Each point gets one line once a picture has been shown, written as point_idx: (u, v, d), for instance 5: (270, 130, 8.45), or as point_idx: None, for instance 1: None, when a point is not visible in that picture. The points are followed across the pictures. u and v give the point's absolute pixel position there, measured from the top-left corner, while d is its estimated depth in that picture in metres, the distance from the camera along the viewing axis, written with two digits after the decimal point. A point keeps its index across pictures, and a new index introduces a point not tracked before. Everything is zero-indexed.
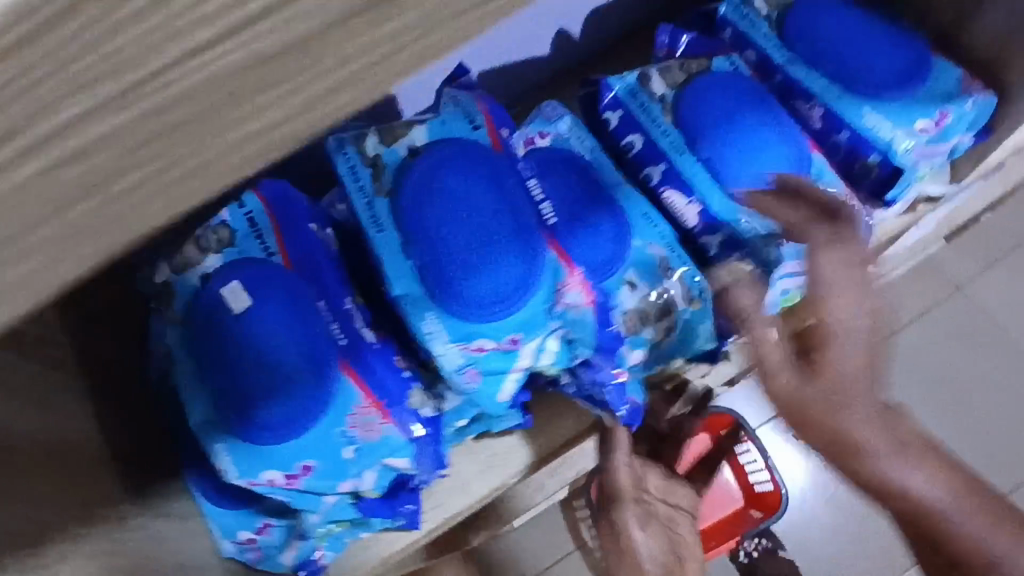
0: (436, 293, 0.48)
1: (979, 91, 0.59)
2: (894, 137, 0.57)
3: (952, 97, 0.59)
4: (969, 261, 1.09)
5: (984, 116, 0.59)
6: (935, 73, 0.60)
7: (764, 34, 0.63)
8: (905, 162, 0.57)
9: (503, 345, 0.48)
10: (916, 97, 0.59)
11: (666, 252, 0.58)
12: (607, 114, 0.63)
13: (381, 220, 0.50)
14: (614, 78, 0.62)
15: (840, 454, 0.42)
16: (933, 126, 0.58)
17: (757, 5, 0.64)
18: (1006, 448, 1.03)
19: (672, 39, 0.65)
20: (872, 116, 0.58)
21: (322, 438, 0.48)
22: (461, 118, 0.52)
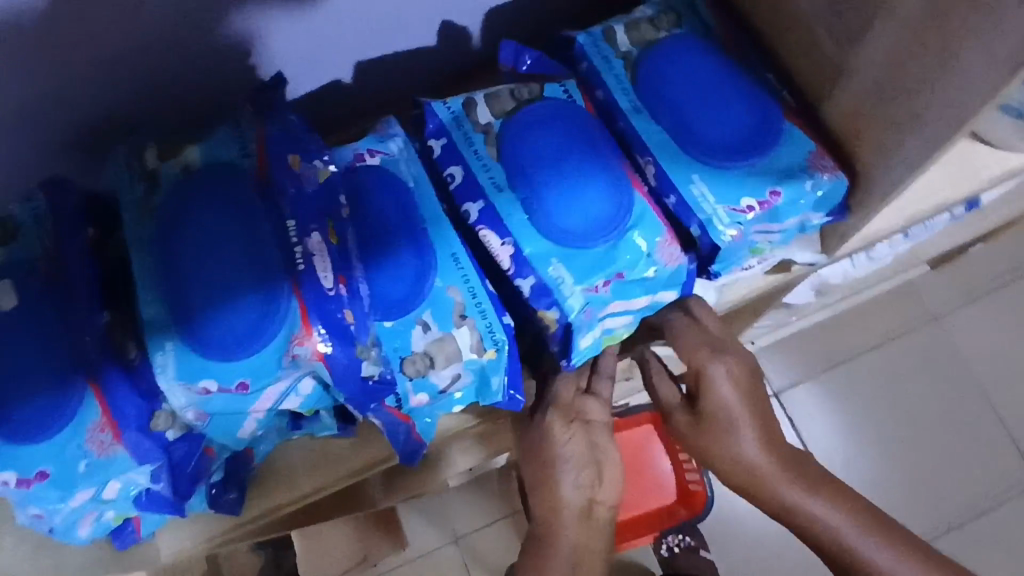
0: (178, 326, 0.48)
1: (827, 171, 0.55)
2: (713, 213, 0.54)
3: (794, 174, 0.55)
4: (936, 298, 1.42)
5: (830, 198, 0.55)
6: (782, 144, 0.56)
7: (615, 75, 0.59)
8: (723, 241, 0.54)
9: (229, 390, 0.49)
10: (751, 168, 0.55)
11: (464, 298, 0.56)
12: (431, 142, 0.59)
13: (141, 241, 0.49)
14: (439, 103, 0.59)
15: (755, 485, 0.64)
16: (758, 206, 0.54)
17: (618, 40, 0.60)
18: (939, 462, 1.34)
19: (515, 57, 0.63)
20: (699, 185, 0.55)
21: (57, 450, 0.49)
22: (233, 147, 0.51)
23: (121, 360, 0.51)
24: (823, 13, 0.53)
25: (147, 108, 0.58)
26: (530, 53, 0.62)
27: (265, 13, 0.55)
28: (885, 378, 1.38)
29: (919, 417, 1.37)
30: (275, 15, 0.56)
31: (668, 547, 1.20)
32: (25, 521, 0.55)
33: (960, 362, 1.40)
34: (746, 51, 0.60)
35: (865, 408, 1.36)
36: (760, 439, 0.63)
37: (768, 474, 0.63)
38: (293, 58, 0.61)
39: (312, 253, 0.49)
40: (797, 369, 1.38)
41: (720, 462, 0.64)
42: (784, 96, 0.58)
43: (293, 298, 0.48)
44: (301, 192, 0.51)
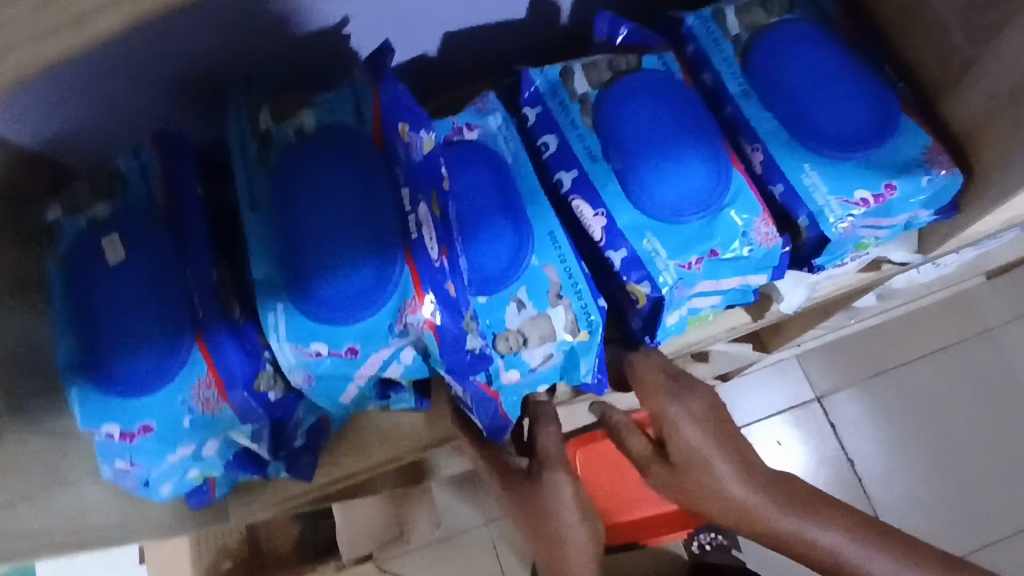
0: (290, 288, 0.49)
1: (943, 166, 0.53)
2: (824, 205, 0.53)
3: (909, 168, 0.53)
4: (994, 309, 1.38)
5: (943, 195, 0.53)
6: (899, 135, 0.54)
7: (724, 59, 0.58)
8: (832, 232, 0.53)
9: (338, 352, 0.50)
10: (865, 160, 0.54)
11: (560, 279, 0.56)
12: (525, 110, 0.60)
13: (255, 200, 0.50)
14: (535, 73, 0.59)
15: (747, 519, 0.61)
16: (873, 199, 0.53)
17: (729, 23, 0.59)
18: (984, 478, 1.32)
19: (611, 27, 0.62)
20: (810, 175, 0.54)
21: (164, 403, 0.50)
22: (349, 108, 0.51)
23: (227, 317, 0.51)
24: (955, 3, 0.51)
25: (247, 68, 0.58)
26: (627, 24, 0.62)
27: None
28: (936, 389, 1.36)
29: (968, 431, 1.34)
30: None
31: (700, 544, 1.20)
32: (110, 474, 0.54)
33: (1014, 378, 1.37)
34: (860, 40, 0.58)
35: (912, 418, 1.34)
36: (739, 469, 0.62)
37: (760, 509, 0.61)
38: (390, 26, 0.61)
39: (422, 222, 0.49)
40: (844, 375, 1.35)
41: (707, 501, 0.62)
42: (901, 88, 0.56)
43: (406, 265, 0.48)
44: (409, 164, 0.51)
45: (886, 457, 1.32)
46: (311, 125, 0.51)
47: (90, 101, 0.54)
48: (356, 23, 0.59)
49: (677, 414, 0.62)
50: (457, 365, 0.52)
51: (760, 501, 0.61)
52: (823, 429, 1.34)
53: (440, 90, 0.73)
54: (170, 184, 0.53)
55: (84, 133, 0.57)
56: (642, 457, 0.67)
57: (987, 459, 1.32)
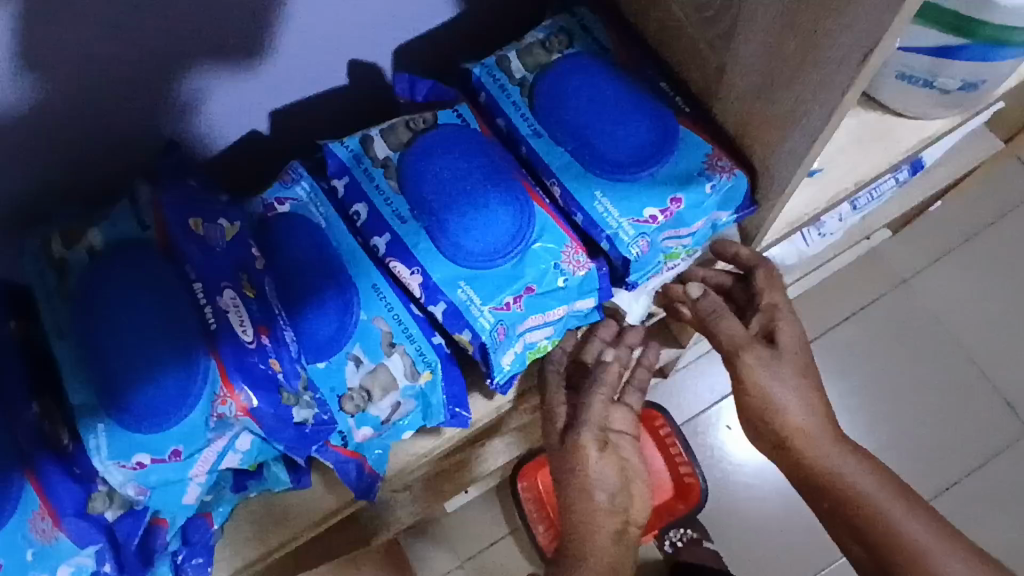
0: (105, 407, 0.48)
1: (725, 171, 0.56)
2: (618, 227, 0.56)
3: (691, 180, 0.57)
4: (901, 262, 1.44)
5: (729, 196, 0.56)
6: (679, 149, 0.57)
7: (512, 102, 0.60)
8: (631, 253, 0.56)
9: (162, 459, 0.48)
10: (651, 178, 0.57)
11: (391, 327, 0.57)
12: (334, 182, 0.61)
13: (61, 329, 0.50)
14: (336, 147, 0.61)
15: (808, 448, 0.61)
16: (661, 215, 0.56)
17: (513, 68, 0.61)
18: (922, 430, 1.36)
19: (410, 87, 0.64)
20: (602, 201, 0.57)
21: (3, 544, 0.48)
22: (131, 220, 0.52)
23: (54, 447, 0.51)
24: (692, 13, 0.53)
25: (49, 187, 0.58)
26: (426, 81, 0.64)
27: (209, 79, 0.58)
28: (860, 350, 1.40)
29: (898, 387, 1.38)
30: (223, 76, 0.59)
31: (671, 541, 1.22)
32: None
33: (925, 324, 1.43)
34: (634, 61, 0.61)
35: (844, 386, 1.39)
36: (810, 396, 0.61)
37: (796, 424, 0.61)
38: (232, 108, 0.63)
39: (224, 311, 0.49)
40: None
41: (750, 405, 0.61)
42: (677, 102, 0.59)
43: (211, 356, 0.48)
44: (207, 256, 0.51)
45: None
46: (98, 242, 0.51)
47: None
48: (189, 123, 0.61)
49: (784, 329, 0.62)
50: (289, 440, 0.51)
51: (816, 426, 0.61)
52: None
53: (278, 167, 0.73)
54: None
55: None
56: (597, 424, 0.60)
57: (920, 410, 1.37)
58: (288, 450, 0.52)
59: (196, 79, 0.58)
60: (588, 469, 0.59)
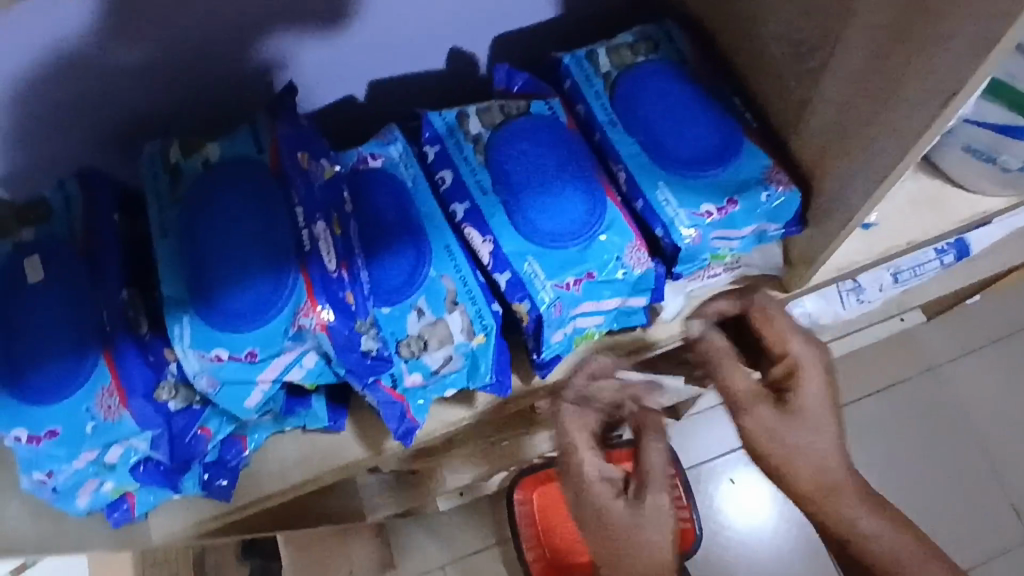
0: (197, 302, 0.52)
1: (781, 183, 0.60)
2: (675, 215, 0.60)
3: (749, 186, 0.60)
4: (930, 351, 1.49)
5: (782, 210, 0.60)
6: (742, 158, 0.61)
7: (595, 92, 0.65)
8: (683, 241, 0.59)
9: (239, 357, 0.52)
10: (714, 180, 0.61)
11: (456, 287, 0.61)
12: (426, 148, 0.66)
13: (167, 227, 0.55)
14: (434, 116, 0.66)
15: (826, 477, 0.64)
16: (717, 211, 0.60)
17: (600, 62, 0.66)
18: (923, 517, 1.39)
19: (507, 78, 0.69)
20: (664, 191, 0.61)
21: (70, 411, 0.54)
22: (250, 142, 0.57)
23: (134, 333, 0.55)
24: (786, 47, 0.57)
25: (168, 108, 0.64)
26: (522, 75, 0.69)
27: (292, 43, 0.64)
28: (874, 427, 1.44)
29: (907, 470, 1.42)
30: (304, 38, 0.64)
31: None
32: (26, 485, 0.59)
33: (940, 411, 1.46)
34: (719, 82, 0.65)
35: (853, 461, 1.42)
36: None
37: None
38: (319, 73, 0.69)
39: (318, 237, 0.54)
40: None
41: None
42: (745, 117, 0.63)
43: (300, 273, 0.52)
44: (308, 187, 0.56)
45: None
46: (216, 157, 0.56)
47: (17, 131, 0.59)
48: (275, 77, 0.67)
49: (811, 375, 0.59)
50: (354, 367, 0.54)
51: None
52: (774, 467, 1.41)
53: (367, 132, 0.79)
54: (90, 213, 0.58)
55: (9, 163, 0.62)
56: (643, 493, 0.59)
57: (924, 497, 1.40)
58: (348, 374, 0.55)
59: (280, 42, 0.63)
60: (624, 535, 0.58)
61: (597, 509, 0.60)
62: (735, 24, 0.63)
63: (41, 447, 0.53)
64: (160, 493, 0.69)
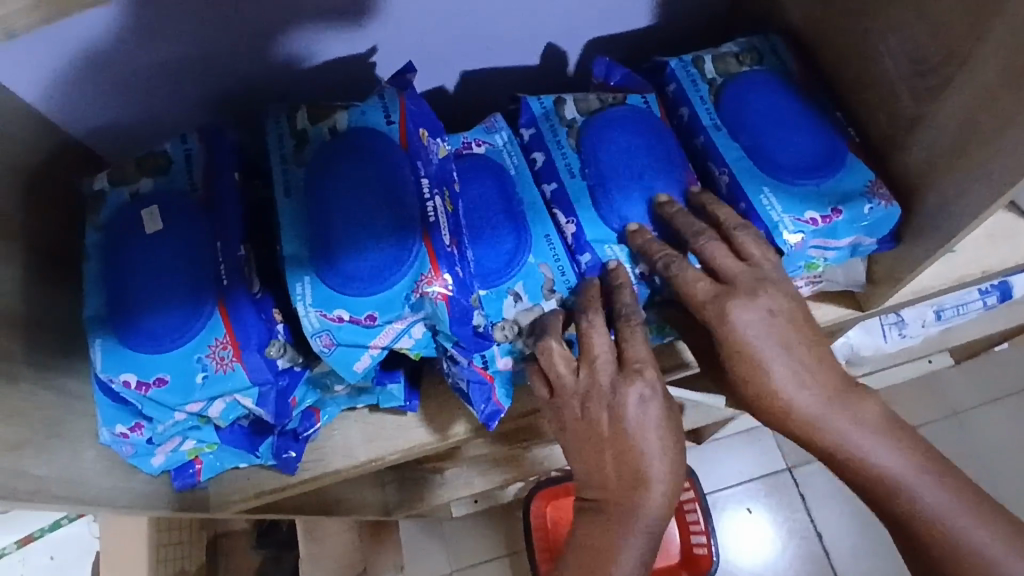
0: (318, 262, 0.53)
1: (883, 199, 0.61)
2: (779, 221, 0.60)
3: (852, 198, 0.61)
4: (959, 394, 1.51)
5: (881, 224, 0.61)
6: (845, 170, 0.62)
7: (700, 97, 0.67)
8: (785, 245, 0.60)
9: (358, 319, 0.53)
10: (816, 189, 0.62)
11: (553, 275, 0.62)
12: (522, 130, 0.68)
13: (290, 188, 0.56)
14: (532, 101, 0.68)
15: None
16: (820, 219, 0.61)
17: (705, 68, 0.68)
18: None
19: (607, 72, 0.71)
20: (768, 196, 0.61)
21: (181, 360, 0.54)
22: (379, 112, 0.58)
23: (249, 290, 0.56)
24: (899, 62, 0.59)
25: (277, 72, 0.66)
26: (622, 70, 0.70)
27: (315, 39, 0.64)
28: None
29: None
30: (422, 17, 0.66)
31: None
32: (108, 441, 0.62)
33: (964, 454, 1.46)
34: (820, 94, 0.67)
35: None
36: None
37: None
38: (415, 57, 0.71)
39: (438, 211, 0.55)
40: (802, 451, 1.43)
41: None
42: (849, 132, 0.65)
43: (423, 242, 0.53)
44: (427, 162, 0.58)
45: (845, 535, 1.39)
46: (344, 125, 0.57)
47: (138, 79, 0.61)
48: (382, 52, 0.69)
49: (773, 293, 0.56)
50: (466, 341, 0.55)
51: None
52: (794, 499, 1.42)
53: (478, 112, 0.82)
54: (210, 168, 0.59)
55: (120, 110, 0.64)
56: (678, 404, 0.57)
57: None
58: (455, 347, 0.56)
59: (299, 39, 0.64)
60: (651, 458, 0.54)
61: (636, 429, 0.54)
62: (841, 39, 0.65)
63: (147, 395, 0.54)
64: (232, 459, 0.70)
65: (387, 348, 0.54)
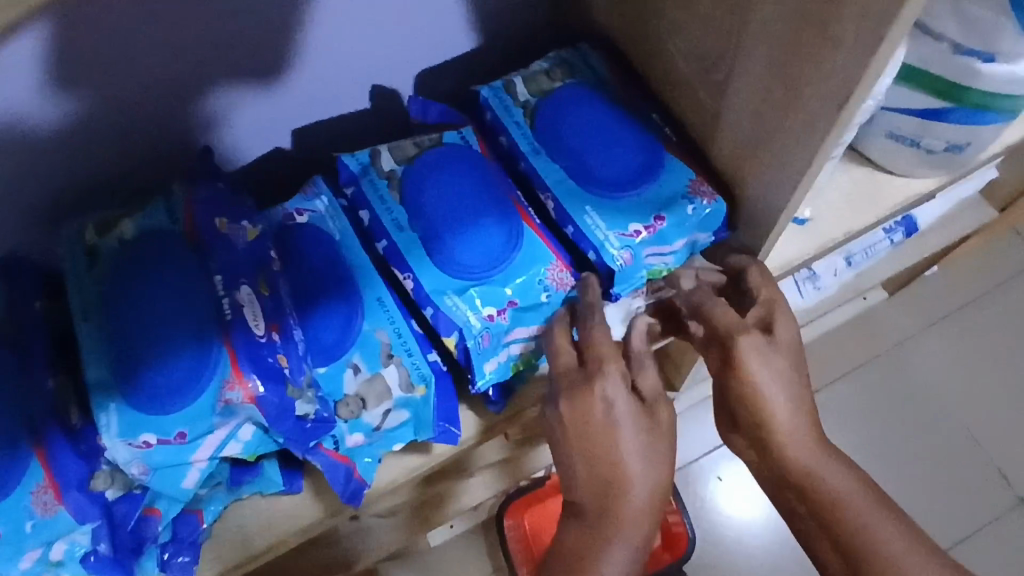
0: (119, 387, 0.51)
1: (706, 196, 0.61)
2: (605, 239, 0.60)
3: (673, 202, 0.61)
4: (896, 327, 1.52)
5: (708, 221, 0.60)
6: (664, 173, 0.62)
7: (515, 123, 0.65)
8: (616, 263, 0.59)
9: (168, 439, 0.50)
10: (638, 198, 0.61)
11: (390, 339, 0.60)
12: (345, 189, 0.65)
13: (87, 310, 0.53)
14: (348, 158, 0.65)
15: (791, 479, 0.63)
16: (645, 229, 0.60)
17: (518, 92, 0.66)
18: (911, 491, 1.39)
19: (423, 109, 0.69)
20: (592, 215, 0.61)
21: (5, 511, 0.52)
22: (163, 214, 0.56)
23: (64, 424, 0.54)
24: (690, 61, 0.58)
25: (81, 179, 0.62)
26: (437, 106, 0.69)
27: (233, 96, 0.64)
28: (851, 409, 1.45)
29: (889, 447, 1.42)
30: (252, 92, 0.64)
31: None
32: None
33: (912, 386, 1.47)
34: (635, 99, 0.65)
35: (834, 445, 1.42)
36: None
37: None
38: (257, 120, 0.67)
39: (241, 304, 0.53)
40: None
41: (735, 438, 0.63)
42: (665, 132, 0.64)
43: (224, 346, 0.51)
44: (228, 254, 0.55)
45: None
46: (131, 232, 0.55)
47: None
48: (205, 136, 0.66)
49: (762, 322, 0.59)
50: (291, 433, 0.53)
51: None
52: None
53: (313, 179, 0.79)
54: (11, 304, 0.57)
55: None
56: (656, 404, 0.59)
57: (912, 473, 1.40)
58: (288, 441, 0.54)
59: (217, 99, 0.63)
60: (622, 455, 0.55)
61: (606, 431, 0.56)
62: (641, 42, 0.64)
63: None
64: None
65: (211, 459, 0.52)
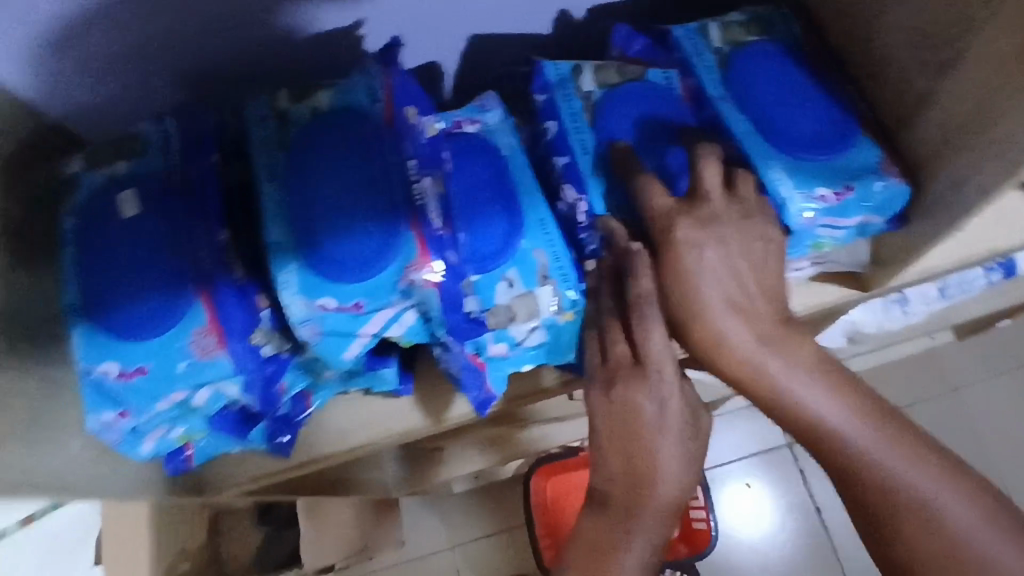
0: (301, 251, 0.51)
1: (894, 176, 0.59)
2: (790, 197, 0.58)
3: (862, 175, 0.59)
4: (959, 371, 1.50)
5: (890, 202, 0.59)
6: (854, 147, 0.60)
7: (706, 67, 0.64)
8: (795, 223, 0.58)
9: (345, 307, 0.51)
10: (826, 164, 0.60)
11: (549, 260, 0.59)
12: (537, 96, 0.65)
13: (274, 172, 0.54)
14: (548, 66, 0.64)
15: None
16: (832, 196, 0.58)
17: (712, 37, 0.65)
18: None
19: (627, 40, 0.67)
20: (778, 170, 0.59)
21: (164, 348, 0.53)
22: (362, 93, 0.56)
23: (230, 277, 0.55)
24: (911, 35, 0.57)
25: (267, 46, 0.63)
26: (642, 39, 0.67)
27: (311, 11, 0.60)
28: None
29: None
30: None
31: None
32: (94, 427, 0.55)
33: (961, 430, 1.46)
34: (828, 70, 0.64)
35: None
36: None
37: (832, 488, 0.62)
38: (407, 25, 0.66)
39: (426, 194, 0.53)
40: None
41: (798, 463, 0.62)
42: (859, 106, 0.62)
43: (413, 229, 0.52)
44: (415, 141, 0.56)
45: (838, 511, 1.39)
46: (326, 104, 0.56)
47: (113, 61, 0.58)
48: (370, 24, 0.64)
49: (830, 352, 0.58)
50: (453, 326, 0.55)
51: None
52: (794, 474, 1.42)
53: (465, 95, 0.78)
54: (188, 151, 0.57)
55: (95, 91, 0.61)
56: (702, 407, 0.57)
57: None
58: (447, 334, 0.56)
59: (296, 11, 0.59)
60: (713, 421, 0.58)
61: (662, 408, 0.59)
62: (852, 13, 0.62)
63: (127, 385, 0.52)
64: (223, 445, 0.67)
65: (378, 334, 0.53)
